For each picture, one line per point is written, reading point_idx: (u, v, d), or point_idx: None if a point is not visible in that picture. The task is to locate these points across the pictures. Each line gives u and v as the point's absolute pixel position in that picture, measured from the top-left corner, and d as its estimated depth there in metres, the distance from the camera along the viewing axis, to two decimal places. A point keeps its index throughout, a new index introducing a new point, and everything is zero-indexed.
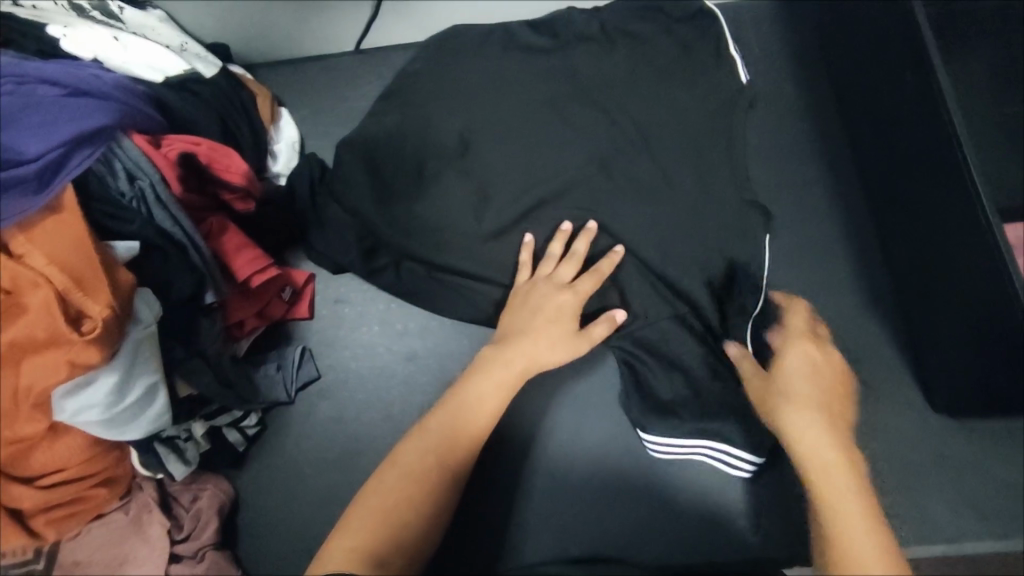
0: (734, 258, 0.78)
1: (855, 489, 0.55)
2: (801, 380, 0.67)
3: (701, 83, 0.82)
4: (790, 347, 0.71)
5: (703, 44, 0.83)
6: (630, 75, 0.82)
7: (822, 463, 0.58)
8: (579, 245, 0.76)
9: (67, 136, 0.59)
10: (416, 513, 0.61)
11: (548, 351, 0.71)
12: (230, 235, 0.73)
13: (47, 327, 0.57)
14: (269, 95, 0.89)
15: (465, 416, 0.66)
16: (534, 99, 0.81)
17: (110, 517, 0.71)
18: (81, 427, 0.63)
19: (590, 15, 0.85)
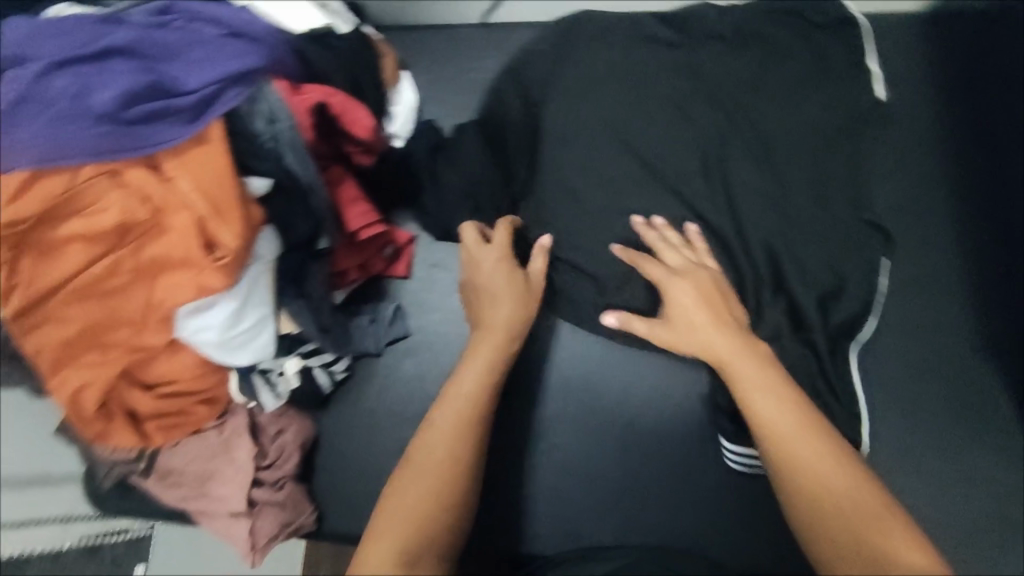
0: (840, 273, 0.77)
1: (781, 401, 0.62)
2: (696, 306, 0.70)
3: (833, 96, 0.80)
4: (670, 281, 0.72)
5: (835, 57, 0.81)
6: (758, 82, 0.80)
7: (753, 387, 0.63)
8: (639, 325, 0.73)
9: (221, 74, 0.64)
10: (446, 504, 0.59)
11: (507, 305, 0.73)
12: (346, 186, 0.76)
13: (185, 248, 0.62)
14: (394, 58, 0.90)
15: (467, 402, 0.66)
16: (655, 92, 0.80)
17: (205, 434, 0.75)
18: (196, 345, 0.67)
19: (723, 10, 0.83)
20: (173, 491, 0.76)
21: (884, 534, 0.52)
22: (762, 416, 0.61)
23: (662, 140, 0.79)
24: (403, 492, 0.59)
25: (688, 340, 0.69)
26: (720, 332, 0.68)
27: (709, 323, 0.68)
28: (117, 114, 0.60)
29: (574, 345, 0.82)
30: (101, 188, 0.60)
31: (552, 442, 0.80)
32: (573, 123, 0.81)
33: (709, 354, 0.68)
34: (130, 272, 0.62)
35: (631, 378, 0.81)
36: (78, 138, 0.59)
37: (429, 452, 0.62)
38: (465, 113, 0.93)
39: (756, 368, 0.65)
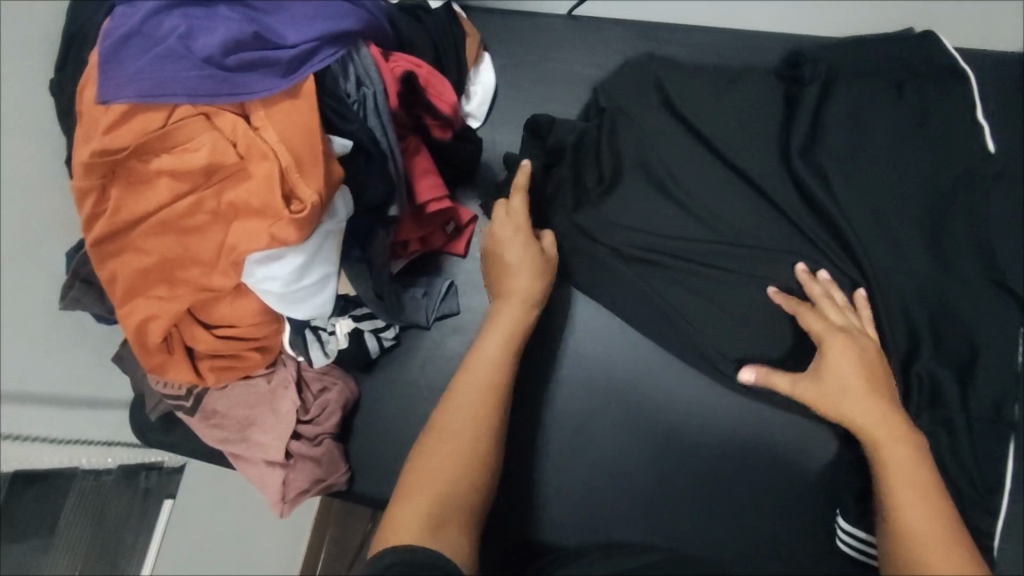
0: (976, 338, 0.75)
1: (925, 499, 0.59)
2: (850, 369, 0.67)
3: (928, 142, 0.80)
4: (829, 335, 0.71)
5: (934, 97, 0.82)
6: (851, 117, 0.83)
7: (903, 475, 0.60)
8: (781, 380, 0.71)
9: (319, 32, 0.66)
10: (474, 477, 0.62)
11: (527, 280, 0.73)
12: (421, 157, 0.77)
13: (262, 197, 0.62)
14: (477, 38, 0.91)
15: (491, 370, 0.68)
16: (748, 116, 0.85)
17: (253, 381, 0.78)
18: (260, 294, 0.68)
19: (826, 52, 0.86)
20: (214, 432, 0.77)
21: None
22: (897, 497, 0.60)
23: (749, 165, 0.82)
24: (437, 450, 0.63)
25: (831, 404, 0.67)
26: (876, 403, 0.65)
27: (862, 390, 0.66)
28: (218, 61, 0.62)
29: (625, 349, 0.83)
30: (195, 129, 0.62)
31: (590, 440, 0.80)
32: (660, 142, 0.85)
33: (852, 421, 0.65)
34: (209, 214, 0.64)
35: (679, 390, 0.81)
36: (179, 78, 0.61)
37: (457, 416, 0.65)
38: (542, 103, 0.93)
39: (912, 457, 0.61)
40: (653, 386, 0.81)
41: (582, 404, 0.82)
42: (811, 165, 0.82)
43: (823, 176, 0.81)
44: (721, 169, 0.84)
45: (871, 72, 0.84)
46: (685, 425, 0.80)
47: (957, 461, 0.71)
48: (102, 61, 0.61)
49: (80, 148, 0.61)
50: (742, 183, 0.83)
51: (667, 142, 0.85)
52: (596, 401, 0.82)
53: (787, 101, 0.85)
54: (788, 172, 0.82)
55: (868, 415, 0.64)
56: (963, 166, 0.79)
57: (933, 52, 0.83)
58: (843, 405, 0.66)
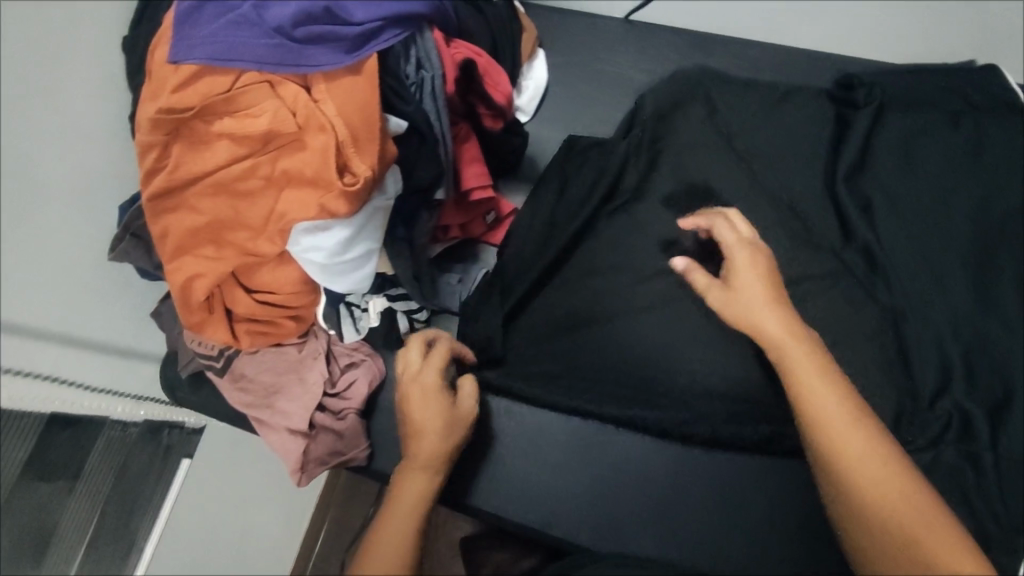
0: (1012, 379, 0.73)
1: (835, 393, 0.62)
2: (754, 279, 0.70)
3: (980, 179, 0.79)
4: (737, 245, 0.72)
5: (990, 131, 0.81)
6: (901, 144, 0.82)
7: (809, 373, 0.63)
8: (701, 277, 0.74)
9: (387, 13, 0.66)
10: None
11: (441, 433, 0.67)
12: (470, 145, 0.78)
13: (317, 169, 0.64)
14: (534, 35, 0.92)
15: (421, 500, 0.63)
16: (795, 135, 0.85)
17: (285, 348, 0.80)
18: (302, 263, 0.69)
19: (879, 79, 0.86)
20: (240, 395, 0.79)
21: (938, 533, 0.55)
22: (814, 398, 0.62)
23: (793, 184, 0.83)
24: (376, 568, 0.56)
25: (750, 317, 0.68)
26: (775, 309, 0.68)
27: (764, 295, 0.69)
28: (288, 32, 0.64)
29: (665, 356, 0.80)
30: (256, 96, 0.63)
31: (614, 442, 0.79)
32: (712, 153, 0.85)
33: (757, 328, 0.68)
34: (262, 180, 0.65)
35: (711, 403, 0.78)
36: (249, 45, 0.62)
37: (394, 537, 0.59)
38: (591, 103, 0.93)
39: (810, 351, 0.65)
40: (681, 395, 0.79)
41: (610, 407, 0.78)
42: (856, 193, 0.81)
43: (867, 201, 0.81)
44: (764, 183, 0.83)
45: (924, 102, 0.84)
46: (715, 438, 0.77)
47: (984, 499, 0.69)
48: (177, 23, 0.63)
49: (145, 104, 0.62)
50: (784, 199, 0.82)
51: (713, 153, 0.85)
52: (626, 405, 0.79)
53: (836, 122, 0.85)
54: (830, 192, 0.82)
55: (783, 331, 0.67)
56: (1013, 203, 0.78)
57: (987, 90, 0.83)
58: (750, 312, 0.68)
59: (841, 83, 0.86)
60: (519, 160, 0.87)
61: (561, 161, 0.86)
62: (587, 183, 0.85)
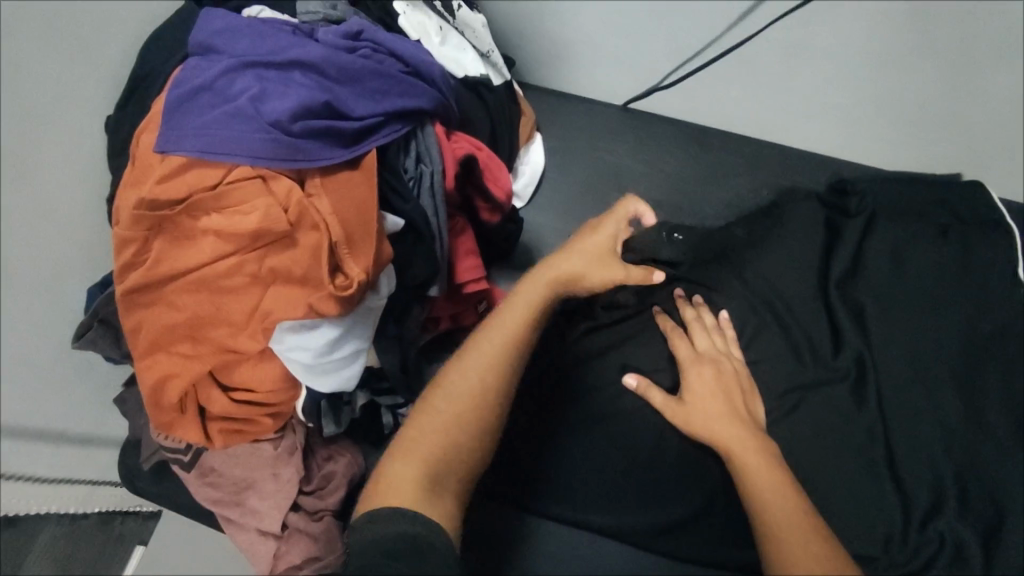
0: (1003, 501, 0.72)
1: (787, 502, 0.63)
2: (707, 395, 0.74)
3: (968, 291, 0.80)
4: (689, 364, 0.76)
5: (978, 240, 0.82)
6: (892, 251, 0.83)
7: (763, 480, 0.65)
8: (652, 391, 0.76)
9: (388, 108, 0.65)
10: (468, 433, 0.63)
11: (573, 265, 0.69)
12: (466, 238, 0.75)
13: (306, 268, 0.61)
14: (532, 118, 0.91)
15: (512, 328, 0.67)
16: (789, 237, 0.85)
17: (260, 446, 0.73)
18: (285, 361, 0.65)
19: (870, 185, 0.87)
20: (209, 491, 0.74)
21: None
22: (764, 505, 0.64)
23: (787, 286, 0.83)
24: (434, 410, 0.63)
25: (700, 426, 0.72)
26: (731, 419, 0.71)
27: (721, 411, 0.72)
28: (285, 126, 0.60)
29: (659, 462, 0.77)
30: (249, 192, 0.60)
31: (596, 552, 0.77)
32: (708, 251, 0.85)
33: (714, 439, 0.71)
34: (247, 277, 0.61)
35: (699, 522, 0.76)
36: (243, 138, 0.59)
37: (463, 382, 0.65)
38: (587, 191, 0.93)
39: (767, 462, 0.67)
40: (672, 506, 0.76)
41: (597, 520, 0.77)
42: (847, 300, 0.82)
43: (858, 308, 0.81)
44: (756, 285, 0.83)
45: (915, 212, 0.85)
46: (693, 559, 0.75)
47: None
48: (167, 111, 0.60)
49: (128, 194, 0.60)
50: (775, 303, 0.82)
51: (710, 252, 0.85)
52: (614, 515, 0.77)
53: (828, 227, 0.85)
54: (823, 297, 0.82)
55: (745, 447, 0.69)
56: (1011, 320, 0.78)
57: (974, 202, 0.84)
58: (701, 421, 0.72)
59: (834, 188, 0.86)
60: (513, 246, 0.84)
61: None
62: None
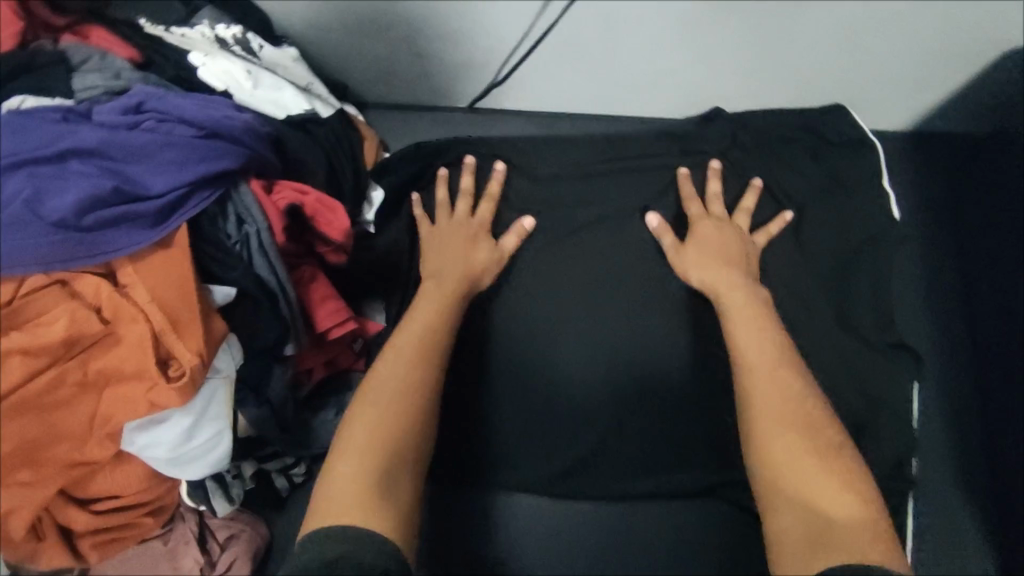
0: (888, 414, 0.77)
1: (762, 344, 0.68)
2: (710, 246, 0.78)
3: (825, 223, 0.84)
4: (699, 217, 0.80)
5: (828, 163, 0.87)
6: (764, 197, 0.84)
7: (751, 342, 0.68)
8: (664, 236, 0.81)
9: (190, 177, 0.60)
10: (407, 426, 0.63)
11: (470, 272, 0.78)
12: (318, 285, 0.73)
13: (137, 362, 0.58)
14: (376, 139, 0.92)
15: (425, 331, 0.70)
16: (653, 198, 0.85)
17: (148, 544, 0.70)
18: (145, 460, 0.62)
19: (732, 124, 0.88)
20: None
21: (805, 476, 0.58)
22: (743, 353, 0.68)
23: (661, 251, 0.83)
24: (363, 418, 0.63)
25: (695, 276, 0.77)
26: (732, 278, 0.75)
27: (715, 257, 0.76)
28: (73, 222, 0.56)
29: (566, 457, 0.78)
30: (49, 301, 0.57)
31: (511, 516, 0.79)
32: (584, 232, 0.84)
33: (711, 286, 0.75)
34: (73, 386, 0.57)
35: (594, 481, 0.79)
36: (27, 246, 0.55)
37: (388, 384, 0.65)
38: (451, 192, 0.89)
39: (761, 329, 0.69)
40: (567, 452, 0.78)
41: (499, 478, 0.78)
42: None
43: None
44: (628, 247, 0.83)
45: (770, 140, 0.87)
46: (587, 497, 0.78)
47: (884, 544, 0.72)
48: None
49: None
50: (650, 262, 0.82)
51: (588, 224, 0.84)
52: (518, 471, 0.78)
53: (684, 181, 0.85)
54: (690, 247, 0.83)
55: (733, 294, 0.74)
56: (871, 242, 0.84)
57: (834, 124, 0.88)
58: (690, 267, 0.77)
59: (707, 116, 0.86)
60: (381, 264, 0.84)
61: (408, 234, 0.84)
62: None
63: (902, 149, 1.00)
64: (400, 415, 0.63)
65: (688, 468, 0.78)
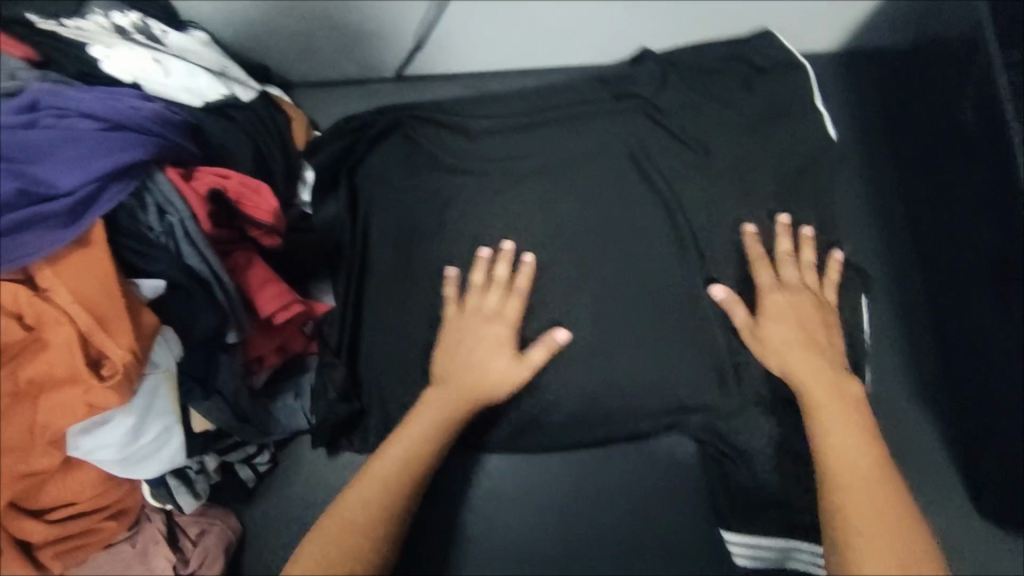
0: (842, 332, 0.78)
1: (852, 428, 0.62)
2: (786, 319, 0.74)
3: (762, 151, 0.84)
4: (771, 289, 0.76)
5: (759, 94, 0.86)
6: (694, 136, 0.85)
7: (831, 408, 0.64)
8: (760, 273, 0.78)
9: (99, 171, 0.58)
10: (369, 541, 0.59)
11: (495, 364, 0.74)
12: (255, 270, 0.72)
13: (67, 365, 0.57)
14: (303, 119, 0.91)
15: (425, 433, 0.68)
16: (588, 149, 0.85)
17: (117, 548, 0.69)
18: (96, 463, 0.61)
19: (661, 65, 0.88)
20: None
21: (892, 560, 0.51)
22: (826, 432, 0.62)
23: (602, 201, 0.84)
24: (326, 533, 0.58)
25: (776, 362, 0.72)
26: (823, 364, 0.70)
27: (799, 344, 0.72)
28: None
29: (529, 411, 0.79)
30: None
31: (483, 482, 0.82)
32: (524, 189, 0.85)
33: (790, 371, 0.70)
34: (6, 397, 0.56)
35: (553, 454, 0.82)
36: None
37: (363, 495, 0.62)
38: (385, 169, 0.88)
39: (836, 398, 0.66)
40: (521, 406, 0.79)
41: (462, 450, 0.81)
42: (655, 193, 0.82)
43: (664, 198, 0.83)
44: (567, 202, 0.84)
45: (700, 76, 0.87)
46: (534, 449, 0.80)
47: None
48: None
49: None
50: (587, 213, 0.83)
51: (527, 181, 0.85)
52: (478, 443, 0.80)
53: (617, 126, 0.86)
54: (629, 193, 0.84)
55: (817, 380, 0.68)
56: (813, 168, 0.85)
57: (762, 51, 0.88)
58: (773, 356, 0.72)
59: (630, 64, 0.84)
60: (321, 243, 0.83)
61: (348, 211, 0.85)
62: (393, 251, 0.84)
63: (837, 69, 0.99)
64: (359, 553, 0.57)
65: (648, 412, 0.78)
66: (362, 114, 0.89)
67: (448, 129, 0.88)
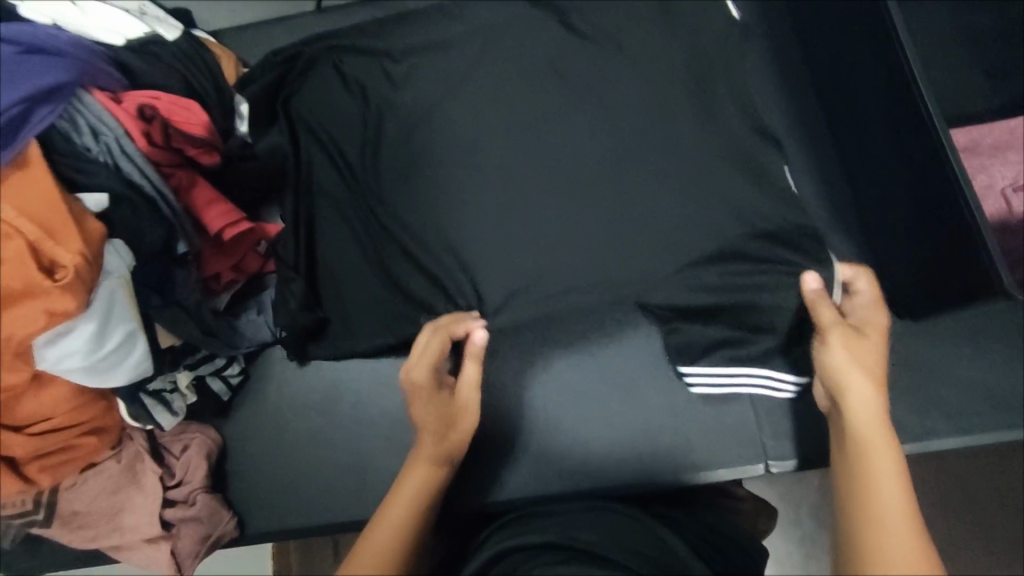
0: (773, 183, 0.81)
1: (902, 474, 0.57)
2: (868, 355, 0.66)
3: (674, 26, 0.85)
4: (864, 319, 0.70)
5: None
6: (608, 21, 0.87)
7: (882, 441, 0.60)
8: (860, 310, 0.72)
9: (26, 91, 0.60)
10: None
11: (451, 428, 0.72)
12: (200, 189, 0.75)
13: (21, 277, 0.57)
14: (233, 58, 0.92)
15: (418, 504, 0.64)
16: (506, 47, 0.88)
17: (102, 466, 0.74)
18: (66, 376, 0.64)
19: None
20: (82, 533, 0.74)
21: None
22: (874, 463, 0.58)
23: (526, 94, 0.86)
24: None
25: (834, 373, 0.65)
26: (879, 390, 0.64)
27: (868, 368, 0.65)
28: None
29: (481, 294, 0.81)
30: None
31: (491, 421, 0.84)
32: (451, 93, 0.87)
33: (842, 382, 0.65)
34: None
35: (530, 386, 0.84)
36: None
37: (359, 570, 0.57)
38: (316, 92, 0.90)
39: (887, 434, 0.61)
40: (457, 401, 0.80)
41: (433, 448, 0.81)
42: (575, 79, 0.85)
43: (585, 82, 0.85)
44: (492, 99, 0.86)
45: None
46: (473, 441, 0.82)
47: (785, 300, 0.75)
48: None
49: None
50: (513, 108, 0.86)
51: (452, 86, 0.88)
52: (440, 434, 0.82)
53: (531, 22, 0.88)
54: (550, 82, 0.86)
55: (870, 411, 0.62)
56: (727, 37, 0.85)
57: None
58: (842, 365, 0.65)
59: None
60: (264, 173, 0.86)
61: (287, 139, 0.87)
62: (334, 168, 0.87)
63: None
64: None
65: (598, 285, 0.80)
66: (286, 48, 0.91)
67: (370, 46, 0.91)
